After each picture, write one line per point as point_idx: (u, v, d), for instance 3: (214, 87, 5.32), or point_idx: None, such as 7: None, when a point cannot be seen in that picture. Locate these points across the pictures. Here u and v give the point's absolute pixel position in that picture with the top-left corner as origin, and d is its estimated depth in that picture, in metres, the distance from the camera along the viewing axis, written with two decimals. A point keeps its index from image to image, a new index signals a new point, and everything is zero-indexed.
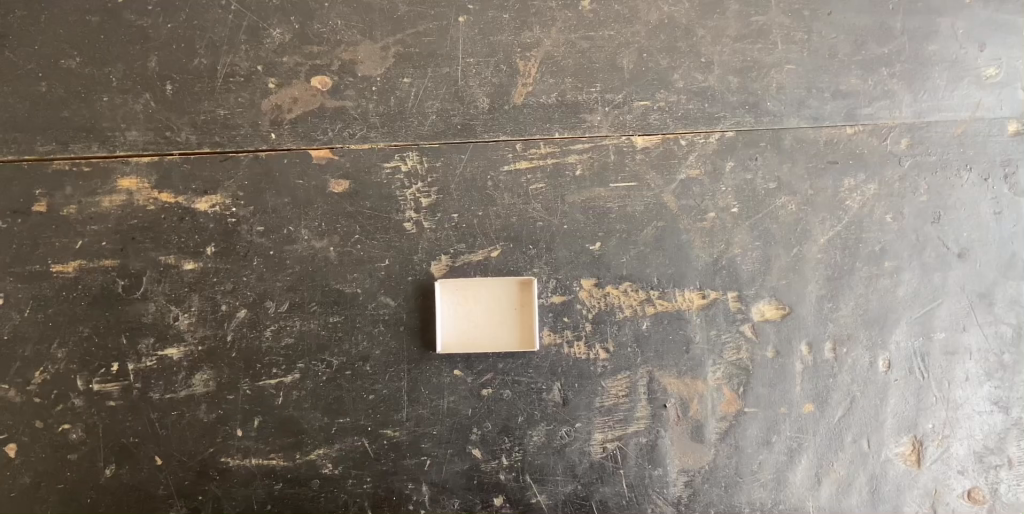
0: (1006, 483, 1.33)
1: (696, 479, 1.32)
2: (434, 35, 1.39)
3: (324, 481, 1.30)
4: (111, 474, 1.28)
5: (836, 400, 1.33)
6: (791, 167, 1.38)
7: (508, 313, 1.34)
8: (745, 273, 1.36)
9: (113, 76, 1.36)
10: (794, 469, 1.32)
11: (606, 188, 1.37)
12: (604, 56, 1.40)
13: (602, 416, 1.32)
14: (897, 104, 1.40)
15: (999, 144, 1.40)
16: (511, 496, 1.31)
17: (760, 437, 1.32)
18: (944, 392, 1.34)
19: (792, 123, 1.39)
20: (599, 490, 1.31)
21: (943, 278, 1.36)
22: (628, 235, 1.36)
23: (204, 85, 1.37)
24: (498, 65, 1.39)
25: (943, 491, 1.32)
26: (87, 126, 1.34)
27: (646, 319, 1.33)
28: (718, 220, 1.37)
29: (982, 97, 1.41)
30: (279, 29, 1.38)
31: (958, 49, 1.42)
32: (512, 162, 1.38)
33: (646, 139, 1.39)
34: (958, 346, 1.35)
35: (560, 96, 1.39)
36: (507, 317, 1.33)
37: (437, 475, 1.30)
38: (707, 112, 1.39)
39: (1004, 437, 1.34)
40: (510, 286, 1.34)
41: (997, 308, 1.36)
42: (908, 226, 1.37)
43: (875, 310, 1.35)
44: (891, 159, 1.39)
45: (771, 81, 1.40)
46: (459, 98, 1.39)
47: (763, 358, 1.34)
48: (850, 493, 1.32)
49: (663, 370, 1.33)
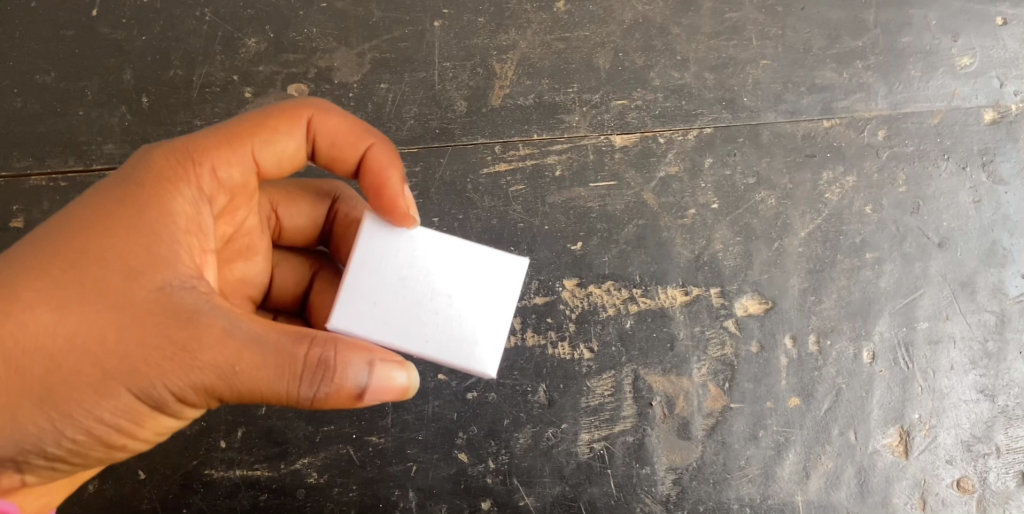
0: (995, 471, 1.30)
1: (684, 476, 1.28)
2: (410, 40, 1.43)
3: (310, 490, 1.26)
4: (94, 489, 1.24)
5: (822, 392, 1.32)
6: (769, 160, 1.40)
7: (451, 302, 0.92)
8: (727, 268, 1.35)
9: (89, 90, 1.38)
10: (781, 464, 1.29)
11: (586, 188, 1.37)
12: (580, 57, 1.44)
13: (588, 416, 1.29)
14: (873, 96, 1.44)
15: (976, 134, 1.42)
16: (498, 499, 1.27)
17: (747, 432, 1.30)
18: (929, 382, 1.33)
19: (768, 118, 1.42)
20: (588, 490, 1.27)
21: (924, 267, 1.36)
22: (609, 233, 1.35)
23: (180, 96, 1.38)
24: (475, 68, 1.42)
25: (932, 481, 1.29)
26: (64, 140, 1.35)
27: (631, 318, 1.32)
28: (699, 216, 1.37)
29: (957, 86, 1.44)
30: (254, 38, 1.41)
31: (931, 39, 1.46)
32: (492, 164, 1.38)
33: (624, 137, 1.40)
34: (941, 334, 1.34)
35: (537, 97, 1.41)
36: (454, 322, 0.92)
37: (424, 481, 1.27)
38: (684, 109, 1.42)
39: (991, 425, 1.32)
40: (467, 358, 0.91)
41: (979, 296, 1.36)
42: (888, 216, 1.38)
43: (857, 302, 1.35)
44: (869, 151, 1.41)
45: (747, 77, 1.44)
46: (436, 102, 1.40)
47: (748, 353, 1.32)
48: (839, 486, 1.29)
49: (648, 368, 1.31)
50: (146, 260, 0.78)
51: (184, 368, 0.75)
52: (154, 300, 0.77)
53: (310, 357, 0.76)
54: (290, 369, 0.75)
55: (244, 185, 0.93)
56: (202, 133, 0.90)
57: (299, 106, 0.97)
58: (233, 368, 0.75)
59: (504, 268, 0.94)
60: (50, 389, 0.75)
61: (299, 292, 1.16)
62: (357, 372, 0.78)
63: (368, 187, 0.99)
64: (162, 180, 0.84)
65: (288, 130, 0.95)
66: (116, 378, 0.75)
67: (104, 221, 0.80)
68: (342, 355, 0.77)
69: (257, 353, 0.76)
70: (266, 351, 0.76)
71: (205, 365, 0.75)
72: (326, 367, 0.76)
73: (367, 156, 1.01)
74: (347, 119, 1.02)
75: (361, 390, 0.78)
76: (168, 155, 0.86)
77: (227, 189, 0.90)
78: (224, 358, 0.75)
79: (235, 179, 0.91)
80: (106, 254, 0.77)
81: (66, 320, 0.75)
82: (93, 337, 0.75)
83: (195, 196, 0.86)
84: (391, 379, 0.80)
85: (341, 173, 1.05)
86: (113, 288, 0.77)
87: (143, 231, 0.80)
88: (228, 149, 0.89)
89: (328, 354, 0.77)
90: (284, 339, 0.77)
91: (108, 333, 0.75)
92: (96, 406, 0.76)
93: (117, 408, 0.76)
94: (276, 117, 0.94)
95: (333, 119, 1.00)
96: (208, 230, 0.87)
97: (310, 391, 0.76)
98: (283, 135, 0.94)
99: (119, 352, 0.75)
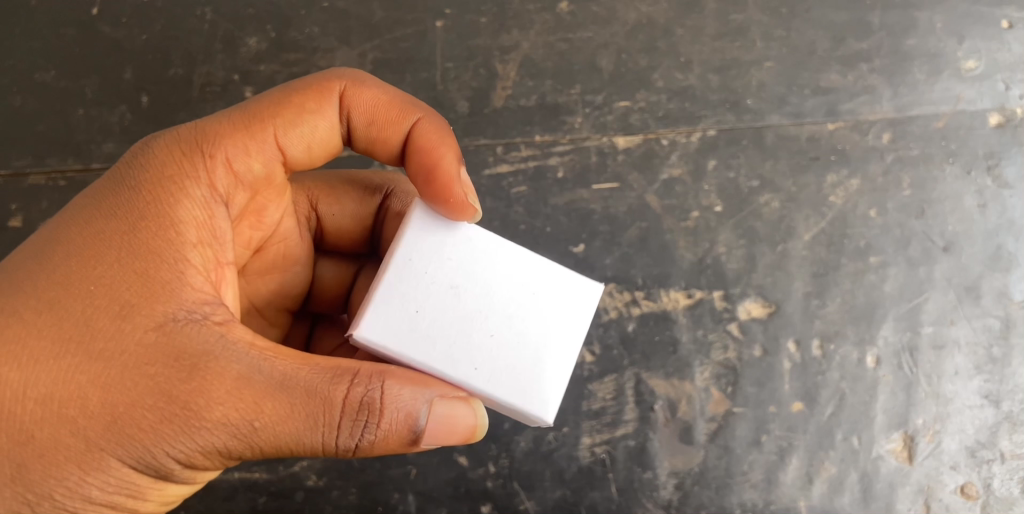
0: (999, 478, 1.28)
1: (686, 481, 1.27)
2: (412, 40, 1.42)
3: (308, 493, 1.25)
4: None
5: (825, 397, 1.30)
6: (773, 163, 1.39)
7: (511, 323, 0.82)
8: (731, 271, 1.34)
9: (89, 89, 1.37)
10: (784, 469, 1.28)
11: (589, 189, 1.36)
12: (583, 57, 1.43)
13: (590, 420, 1.28)
14: (878, 99, 1.43)
15: (982, 137, 1.41)
16: (498, 503, 1.25)
17: (750, 436, 1.29)
18: (933, 387, 1.31)
19: (773, 120, 1.41)
20: (589, 495, 1.26)
21: (928, 271, 1.35)
22: (612, 236, 1.34)
23: (180, 95, 1.37)
24: (477, 69, 1.41)
25: (936, 488, 1.28)
26: (63, 139, 1.34)
27: (633, 321, 1.31)
28: (702, 219, 1.36)
29: (962, 89, 1.43)
30: (255, 37, 1.40)
31: (936, 42, 1.46)
32: (494, 165, 1.37)
33: (627, 139, 1.39)
34: (946, 339, 1.33)
35: (540, 98, 1.40)
36: (510, 349, 0.81)
37: (423, 484, 1.26)
38: (687, 111, 1.41)
39: (996, 431, 1.30)
40: (525, 393, 0.80)
41: (984, 300, 1.35)
42: (893, 220, 1.37)
43: (861, 306, 1.34)
44: (873, 154, 1.40)
45: (751, 79, 1.43)
46: (438, 102, 1.39)
47: (752, 357, 1.31)
48: (842, 492, 1.28)
49: (650, 371, 1.30)
50: (155, 296, 0.72)
51: (199, 427, 0.70)
52: (157, 342, 0.71)
53: (349, 402, 0.71)
54: (328, 417, 0.71)
55: (265, 176, 0.88)
56: (213, 119, 0.84)
57: (328, 79, 0.91)
58: (255, 422, 0.70)
59: (571, 292, 0.84)
60: (54, 453, 0.69)
61: (341, 288, 1.14)
62: (412, 411, 0.73)
63: (421, 163, 0.93)
64: (165, 192, 0.76)
65: (315, 107, 0.89)
66: (118, 440, 0.70)
67: (95, 252, 0.73)
68: (389, 394, 0.72)
69: (284, 401, 0.71)
70: (296, 400, 0.71)
71: (223, 422, 0.70)
72: (370, 411, 0.72)
73: (413, 131, 0.95)
74: (384, 91, 0.95)
75: (417, 432, 0.74)
76: (183, 161, 0.79)
77: (243, 187, 0.86)
78: (245, 412, 0.70)
79: (254, 169, 0.85)
80: (111, 291, 0.72)
81: (76, 368, 0.70)
82: (90, 395, 0.69)
83: (210, 206, 0.80)
84: (454, 415, 0.75)
85: (382, 152, 0.99)
86: (111, 332, 0.70)
87: (145, 261, 0.73)
88: (247, 137, 0.84)
89: (370, 395, 0.72)
90: (316, 383, 0.71)
91: (116, 383, 0.69)
92: (98, 474, 0.71)
93: (119, 476, 0.72)
94: (303, 94, 0.88)
95: (367, 92, 0.93)
96: (226, 238, 0.81)
97: (352, 440, 0.72)
98: (309, 114, 0.88)
99: (120, 410, 0.69)
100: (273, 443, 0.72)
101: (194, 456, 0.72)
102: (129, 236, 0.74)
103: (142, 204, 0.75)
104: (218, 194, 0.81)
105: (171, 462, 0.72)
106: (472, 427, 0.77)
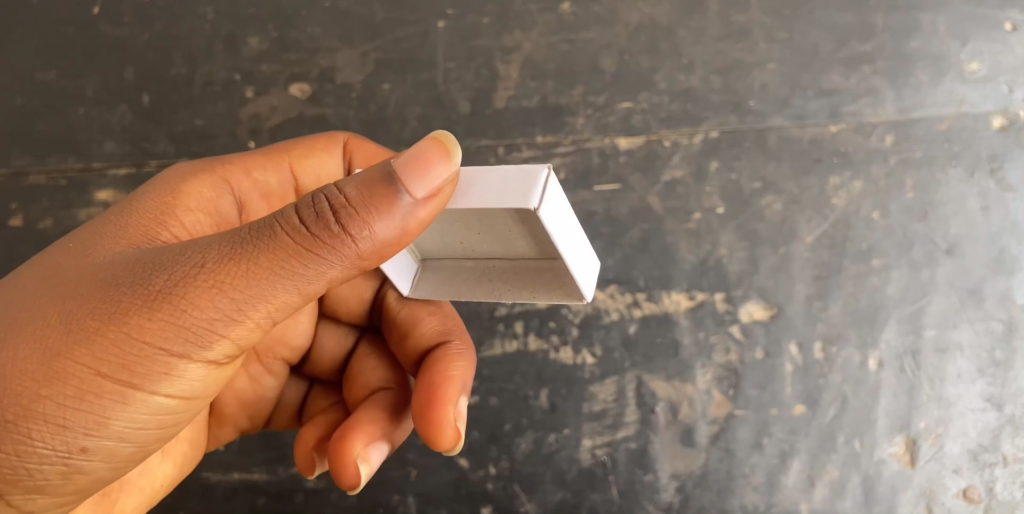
0: (1002, 481, 1.26)
1: (688, 483, 1.26)
2: (414, 41, 1.42)
3: (308, 494, 1.25)
4: None
5: (828, 400, 1.29)
6: (776, 165, 1.38)
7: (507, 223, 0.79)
8: (733, 274, 1.33)
9: (90, 88, 1.37)
10: (786, 471, 1.27)
11: (590, 191, 1.36)
12: (585, 58, 1.43)
13: (591, 422, 1.28)
14: (881, 101, 1.42)
15: (985, 139, 1.40)
16: (499, 505, 1.25)
17: (751, 439, 1.28)
18: (936, 390, 1.30)
19: (775, 122, 1.41)
20: (589, 497, 1.25)
21: (931, 274, 1.35)
22: (613, 237, 1.34)
23: (181, 95, 1.37)
24: (479, 69, 1.41)
25: (937, 491, 1.26)
26: (64, 138, 1.33)
27: (634, 323, 1.31)
28: (704, 220, 1.36)
29: (965, 92, 1.43)
30: (256, 37, 1.40)
31: (940, 45, 1.46)
32: (496, 166, 1.35)
33: (629, 140, 1.39)
34: (948, 343, 1.32)
35: (542, 99, 1.40)
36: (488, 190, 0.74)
37: (424, 486, 1.25)
38: (689, 112, 1.41)
39: (998, 434, 1.28)
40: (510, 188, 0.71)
41: (987, 303, 1.33)
42: (896, 222, 1.37)
43: (864, 308, 1.33)
44: (876, 157, 1.39)
45: (754, 80, 1.43)
46: (440, 103, 1.38)
47: (754, 360, 1.30)
48: (844, 495, 1.26)
49: (651, 374, 1.29)
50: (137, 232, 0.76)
51: (160, 298, 0.64)
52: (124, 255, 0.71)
53: (294, 216, 0.64)
54: (291, 238, 0.64)
55: (280, 197, 0.96)
56: (241, 153, 0.96)
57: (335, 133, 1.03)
58: (205, 264, 0.65)
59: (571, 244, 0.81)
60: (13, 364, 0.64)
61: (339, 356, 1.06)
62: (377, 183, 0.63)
63: None
64: (173, 176, 0.86)
65: (325, 148, 1.00)
66: (75, 340, 0.64)
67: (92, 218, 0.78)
68: (342, 187, 0.64)
69: (242, 242, 0.65)
70: (253, 238, 0.65)
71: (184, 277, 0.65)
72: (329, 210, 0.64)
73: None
74: (384, 150, 1.06)
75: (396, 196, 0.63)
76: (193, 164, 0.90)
77: (262, 196, 0.94)
78: (206, 259, 0.65)
79: (270, 183, 0.94)
80: (95, 231, 0.75)
81: (45, 291, 0.68)
82: (41, 306, 0.67)
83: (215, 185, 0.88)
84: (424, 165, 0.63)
85: None
86: (82, 257, 0.71)
87: (132, 216, 0.78)
88: (264, 157, 0.94)
89: (313, 199, 0.65)
90: (258, 221, 0.66)
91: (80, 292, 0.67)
92: (63, 385, 0.64)
93: (83, 375, 0.64)
94: (313, 139, 1.00)
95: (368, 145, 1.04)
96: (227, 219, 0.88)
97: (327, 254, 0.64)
98: (317, 152, 0.99)
99: (78, 309, 0.65)
100: (241, 284, 0.64)
101: (161, 328, 0.64)
102: (123, 205, 0.80)
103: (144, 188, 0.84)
104: (229, 185, 0.90)
105: (137, 344, 0.64)
106: (449, 166, 0.64)
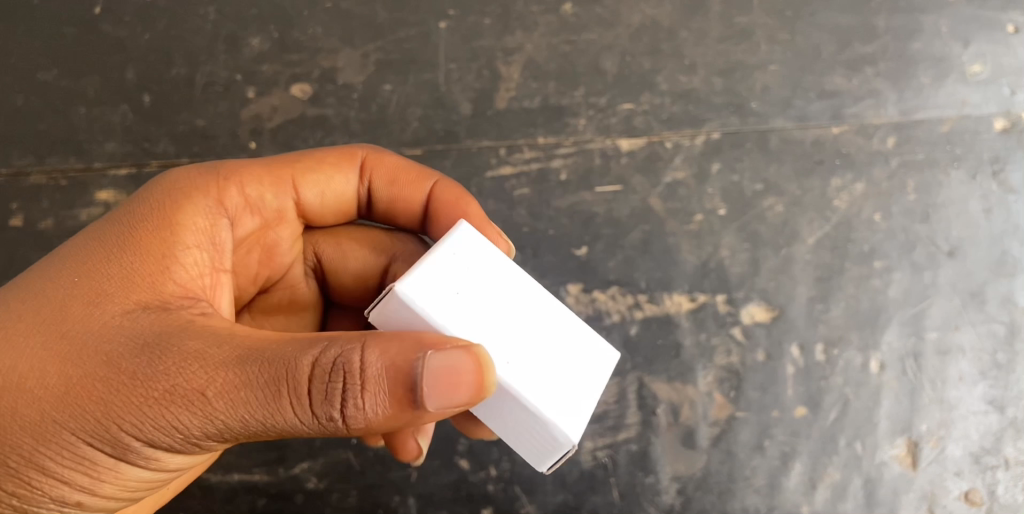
0: (1004, 484, 1.26)
1: (689, 485, 1.26)
2: (416, 41, 1.42)
3: (308, 496, 1.24)
4: None
5: (829, 402, 1.29)
6: (778, 167, 1.38)
7: None
8: (734, 275, 1.33)
9: (90, 88, 1.37)
10: (788, 474, 1.26)
11: (592, 192, 1.36)
12: (586, 59, 1.43)
13: (592, 423, 1.27)
14: (883, 102, 1.42)
15: (987, 142, 1.40)
16: (499, 507, 1.24)
17: (752, 441, 1.27)
18: (938, 392, 1.29)
19: (777, 123, 1.40)
20: (590, 499, 1.25)
21: (933, 276, 1.34)
22: (615, 239, 1.34)
23: (182, 95, 1.37)
24: (481, 70, 1.41)
25: (940, 494, 1.25)
26: (64, 138, 1.33)
27: (636, 325, 1.30)
28: (705, 222, 1.35)
29: (967, 94, 1.43)
30: (257, 37, 1.40)
31: (943, 46, 1.46)
32: (496, 167, 1.36)
33: (631, 142, 1.39)
34: (950, 345, 1.31)
35: (543, 100, 1.40)
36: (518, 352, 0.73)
37: (424, 487, 1.25)
38: (691, 113, 1.41)
39: (1000, 437, 1.28)
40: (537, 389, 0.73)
41: (989, 306, 1.33)
42: (897, 224, 1.36)
43: (866, 311, 1.33)
44: (878, 159, 1.39)
45: (756, 82, 1.43)
46: (441, 103, 1.38)
47: (755, 362, 1.30)
48: (846, 498, 1.26)
49: (652, 375, 1.29)
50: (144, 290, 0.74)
51: (166, 406, 0.67)
52: (135, 327, 0.70)
53: (309, 371, 0.66)
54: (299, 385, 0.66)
55: (277, 211, 0.96)
56: (242, 161, 0.94)
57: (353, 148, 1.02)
58: (210, 391, 0.67)
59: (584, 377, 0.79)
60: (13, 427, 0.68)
61: None
62: (403, 368, 0.65)
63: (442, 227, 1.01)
64: (170, 200, 0.82)
65: (341, 167, 1.00)
66: (74, 418, 0.68)
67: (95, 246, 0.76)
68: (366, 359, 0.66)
69: (252, 374, 0.67)
70: (265, 368, 0.67)
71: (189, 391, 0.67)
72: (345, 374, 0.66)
73: (433, 194, 1.02)
74: (407, 163, 1.05)
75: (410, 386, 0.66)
76: (199, 184, 0.85)
77: (254, 213, 0.93)
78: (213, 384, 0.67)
79: (269, 202, 0.94)
80: (100, 280, 0.73)
81: (47, 346, 0.69)
82: (43, 368, 0.68)
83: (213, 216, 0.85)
84: (450, 377, 0.65)
85: (402, 213, 1.06)
86: (85, 317, 0.71)
87: (136, 258, 0.76)
88: (264, 170, 0.94)
89: (336, 363, 0.66)
90: (278, 354, 0.67)
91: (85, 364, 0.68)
92: (53, 448, 0.69)
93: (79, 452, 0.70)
94: (328, 154, 1.00)
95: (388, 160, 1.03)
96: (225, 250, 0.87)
97: (328, 409, 0.66)
98: (330, 169, 0.99)
99: (82, 389, 0.68)
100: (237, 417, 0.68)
101: (155, 432, 0.68)
102: (123, 230, 0.77)
103: (147, 210, 0.80)
104: (223, 206, 0.87)
105: (133, 440, 0.69)
106: (472, 398, 0.66)
